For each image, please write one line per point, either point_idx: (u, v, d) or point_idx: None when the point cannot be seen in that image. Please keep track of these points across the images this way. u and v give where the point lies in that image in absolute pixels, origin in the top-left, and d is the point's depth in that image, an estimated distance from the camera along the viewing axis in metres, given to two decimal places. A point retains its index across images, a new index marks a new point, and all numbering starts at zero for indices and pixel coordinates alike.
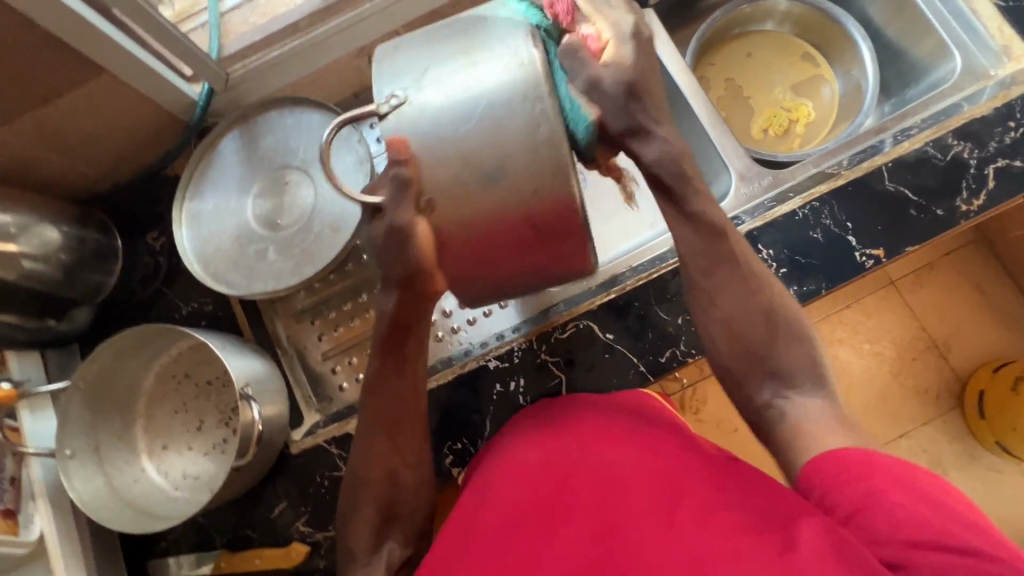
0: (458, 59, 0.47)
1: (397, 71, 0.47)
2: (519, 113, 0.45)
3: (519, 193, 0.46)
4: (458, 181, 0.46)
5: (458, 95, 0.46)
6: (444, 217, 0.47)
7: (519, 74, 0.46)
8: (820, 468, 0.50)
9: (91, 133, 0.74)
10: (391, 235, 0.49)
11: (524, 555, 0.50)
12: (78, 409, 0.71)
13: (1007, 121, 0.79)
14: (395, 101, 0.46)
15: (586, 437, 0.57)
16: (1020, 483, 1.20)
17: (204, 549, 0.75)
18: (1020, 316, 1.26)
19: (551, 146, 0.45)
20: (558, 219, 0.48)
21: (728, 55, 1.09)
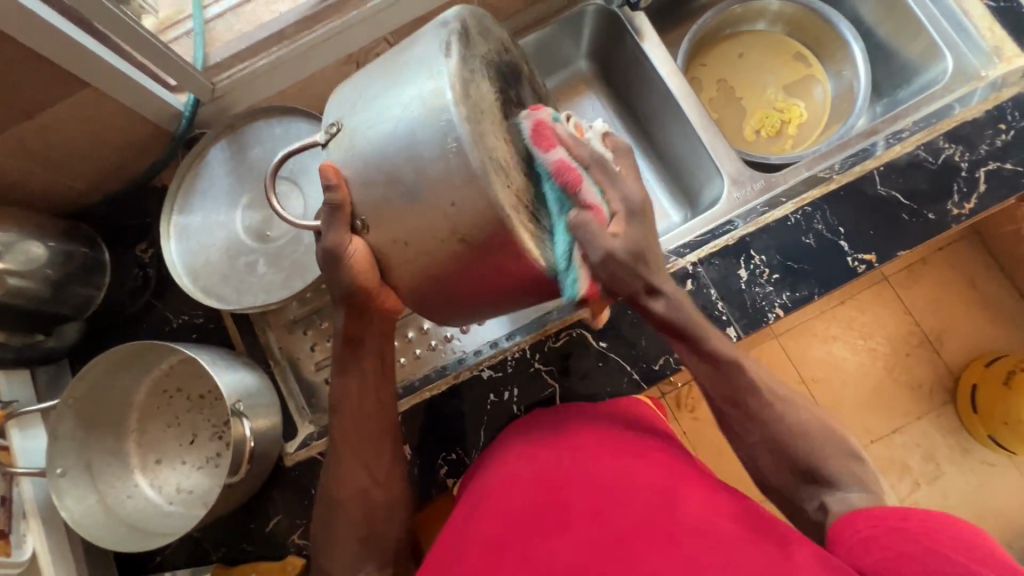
0: (383, 87, 0.49)
1: (343, 102, 0.52)
2: (428, 136, 0.46)
3: (442, 212, 0.47)
4: (392, 202, 0.49)
5: (379, 123, 0.48)
6: (389, 236, 0.51)
7: (429, 98, 0.46)
8: (853, 524, 0.50)
9: (77, 146, 0.73)
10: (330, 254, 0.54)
11: (516, 562, 0.49)
12: (69, 427, 0.70)
13: (998, 123, 0.79)
14: (332, 129, 0.51)
15: (585, 449, 0.57)
16: (1012, 478, 1.21)
17: (199, 564, 0.75)
18: (1012, 313, 1.26)
19: (463, 164, 0.46)
20: (488, 233, 0.47)
21: (720, 56, 1.08)
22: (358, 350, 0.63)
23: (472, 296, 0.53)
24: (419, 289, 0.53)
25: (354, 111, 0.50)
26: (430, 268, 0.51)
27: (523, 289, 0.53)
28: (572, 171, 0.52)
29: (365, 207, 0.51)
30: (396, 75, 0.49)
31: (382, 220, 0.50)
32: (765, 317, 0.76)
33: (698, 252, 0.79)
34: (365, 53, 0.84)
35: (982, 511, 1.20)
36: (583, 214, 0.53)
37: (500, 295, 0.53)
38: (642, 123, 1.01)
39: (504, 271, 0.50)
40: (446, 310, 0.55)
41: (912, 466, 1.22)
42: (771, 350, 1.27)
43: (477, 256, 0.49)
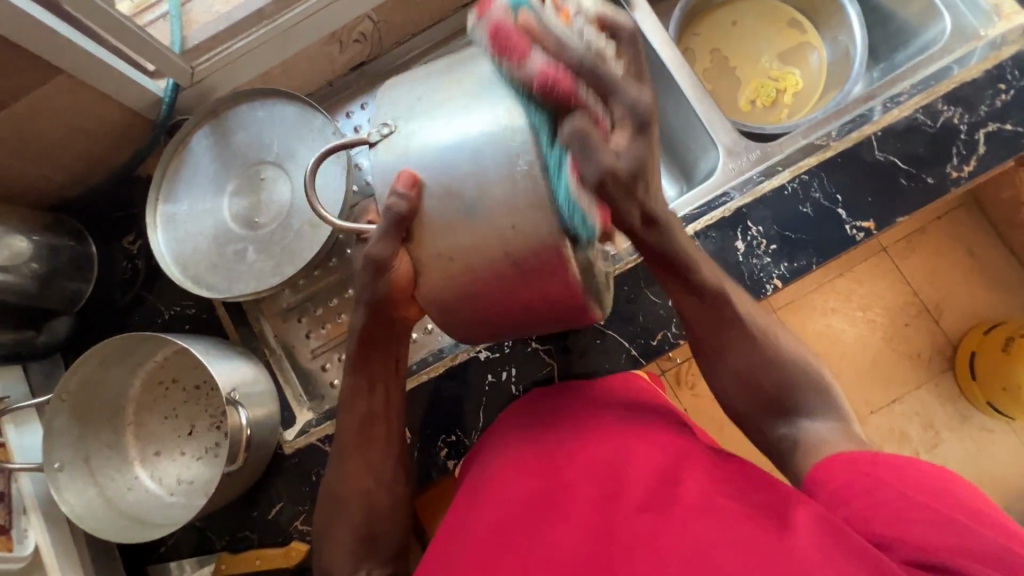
0: (454, 91, 0.46)
1: (400, 98, 0.48)
2: (498, 154, 0.44)
3: (500, 233, 0.44)
4: (447, 220, 0.46)
5: (449, 134, 0.45)
6: (433, 251, 0.47)
7: (507, 115, 0.44)
8: (830, 472, 0.50)
9: (55, 137, 0.72)
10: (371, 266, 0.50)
11: (520, 551, 0.49)
12: (64, 421, 0.70)
13: (998, 84, 0.77)
14: (388, 128, 0.47)
15: (582, 434, 0.57)
16: (1010, 442, 1.21)
17: (204, 552, 0.75)
18: (1011, 279, 1.26)
19: (532, 188, 0.43)
20: (541, 255, 0.45)
21: (712, 25, 1.06)
22: (372, 351, 0.60)
23: (504, 316, 0.50)
24: (450, 307, 0.49)
25: (419, 113, 0.46)
26: (466, 288, 0.47)
27: (562, 313, 0.51)
28: (558, 80, 0.43)
29: (419, 218, 0.46)
30: (471, 88, 0.46)
31: (429, 234, 0.46)
32: (762, 289, 0.75)
33: (694, 225, 0.78)
34: (347, 31, 0.82)
35: (981, 476, 1.21)
36: (579, 123, 0.44)
37: (537, 315, 0.50)
38: None
39: (547, 292, 0.47)
40: (476, 332, 0.52)
41: (911, 434, 1.22)
42: None
43: (523, 281, 0.46)
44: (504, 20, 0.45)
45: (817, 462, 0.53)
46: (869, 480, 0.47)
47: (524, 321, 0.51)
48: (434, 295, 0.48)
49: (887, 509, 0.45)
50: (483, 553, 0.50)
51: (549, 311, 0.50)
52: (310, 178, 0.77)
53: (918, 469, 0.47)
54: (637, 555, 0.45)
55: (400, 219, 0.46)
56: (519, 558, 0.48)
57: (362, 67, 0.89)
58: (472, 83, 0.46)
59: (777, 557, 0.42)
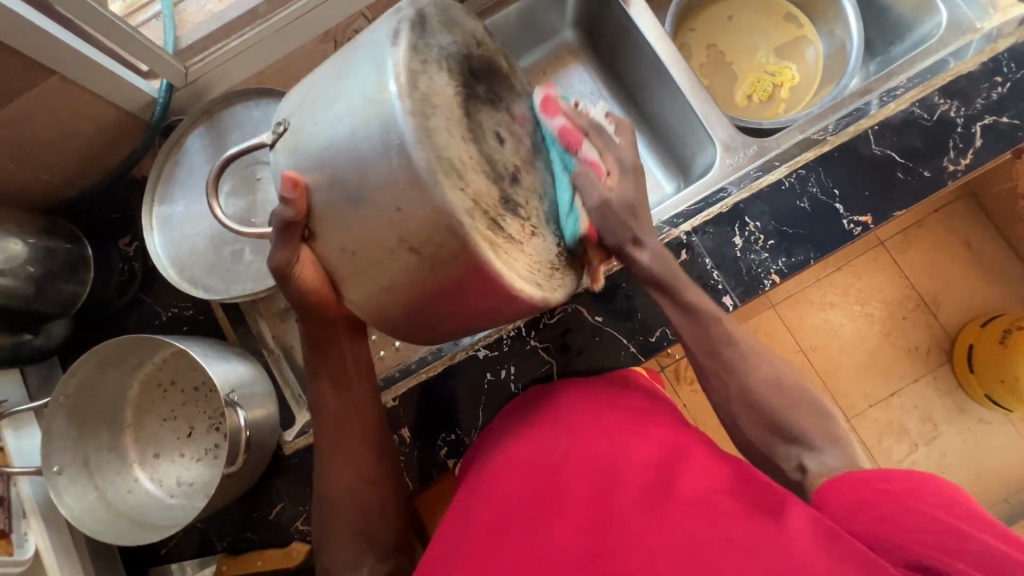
0: (331, 79, 0.46)
1: (293, 99, 0.49)
2: (371, 135, 0.43)
3: (387, 220, 0.43)
4: (337, 209, 0.45)
5: (324, 123, 0.45)
6: (337, 247, 0.47)
7: (371, 96, 0.43)
8: (831, 494, 0.49)
9: (48, 138, 0.71)
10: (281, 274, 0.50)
11: (512, 548, 0.49)
12: (63, 425, 0.70)
13: (994, 76, 0.77)
14: (281, 129, 0.48)
15: (576, 432, 0.56)
16: (1008, 433, 1.22)
17: (205, 553, 0.75)
18: (1008, 271, 1.26)
19: (405, 167, 0.42)
20: (438, 241, 0.44)
21: (708, 20, 1.05)
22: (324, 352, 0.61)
23: (434, 312, 0.49)
24: (379, 304, 0.49)
25: (304, 108, 0.47)
26: (382, 286, 0.47)
27: (489, 306, 0.49)
28: (572, 134, 0.60)
29: (315, 216, 0.47)
30: (344, 71, 0.45)
31: (328, 229, 0.47)
32: (760, 284, 0.75)
33: (692, 222, 0.78)
34: (342, 29, 0.82)
35: (979, 467, 1.21)
36: (586, 160, 0.60)
37: (457, 304, 0.49)
38: (631, 94, 0.99)
39: (466, 281, 0.46)
40: (407, 326, 0.51)
41: (909, 427, 1.23)
42: (768, 318, 1.26)
43: (435, 272, 0.45)
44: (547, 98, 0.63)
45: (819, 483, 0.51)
46: (871, 498, 0.46)
47: (451, 311, 0.49)
48: (360, 295, 0.48)
49: (896, 526, 0.44)
50: (476, 550, 0.50)
51: (473, 305, 0.49)
52: None
53: (918, 477, 0.46)
54: (632, 556, 0.45)
55: (292, 222, 0.47)
56: (511, 555, 0.49)
57: None
58: (346, 67, 0.46)
59: (770, 557, 0.42)
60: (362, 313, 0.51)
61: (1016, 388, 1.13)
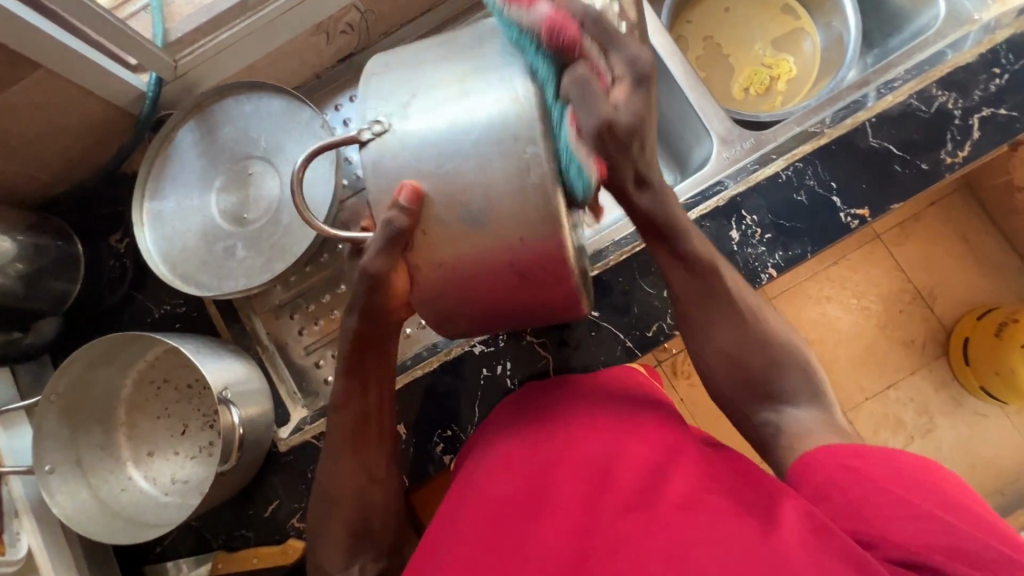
0: (452, 86, 0.45)
1: (389, 95, 0.46)
2: (505, 163, 0.44)
3: (509, 244, 0.45)
4: (451, 229, 0.45)
5: (450, 135, 0.44)
6: (439, 260, 0.47)
7: (513, 122, 0.43)
8: (813, 466, 0.50)
9: (36, 133, 0.70)
10: (371, 276, 0.50)
11: (503, 545, 0.48)
12: (54, 424, 0.69)
13: (992, 68, 0.76)
14: (380, 129, 0.45)
15: (570, 433, 0.56)
16: (1003, 426, 1.22)
17: (200, 552, 0.75)
18: (1003, 264, 1.26)
19: (542, 197, 0.44)
20: (544, 265, 0.46)
21: (705, 13, 1.05)
22: (366, 350, 0.59)
23: (495, 311, 0.51)
24: (448, 312, 0.51)
25: (415, 112, 0.45)
26: (457, 291, 0.48)
27: (559, 311, 0.52)
28: (565, 29, 0.45)
29: (424, 229, 0.46)
30: (465, 82, 0.45)
31: (430, 244, 0.46)
32: (757, 278, 0.75)
33: (689, 216, 0.77)
34: (334, 22, 0.80)
35: (974, 459, 1.22)
36: (578, 73, 0.46)
37: (532, 314, 0.52)
38: None
39: (540, 289, 0.49)
40: (479, 327, 0.53)
41: (905, 420, 1.23)
42: None
43: (519, 285, 0.48)
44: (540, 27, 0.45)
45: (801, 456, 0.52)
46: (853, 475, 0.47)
47: (520, 317, 0.52)
48: (434, 299, 0.49)
49: (870, 503, 0.45)
50: (466, 547, 0.49)
51: (545, 308, 0.51)
52: (298, 172, 0.75)
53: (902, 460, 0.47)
54: (622, 554, 0.44)
55: (402, 233, 0.45)
56: (501, 552, 0.48)
57: (350, 59, 0.88)
58: (471, 79, 0.45)
59: (763, 558, 0.41)
60: (427, 315, 0.51)
61: (1011, 379, 1.13)
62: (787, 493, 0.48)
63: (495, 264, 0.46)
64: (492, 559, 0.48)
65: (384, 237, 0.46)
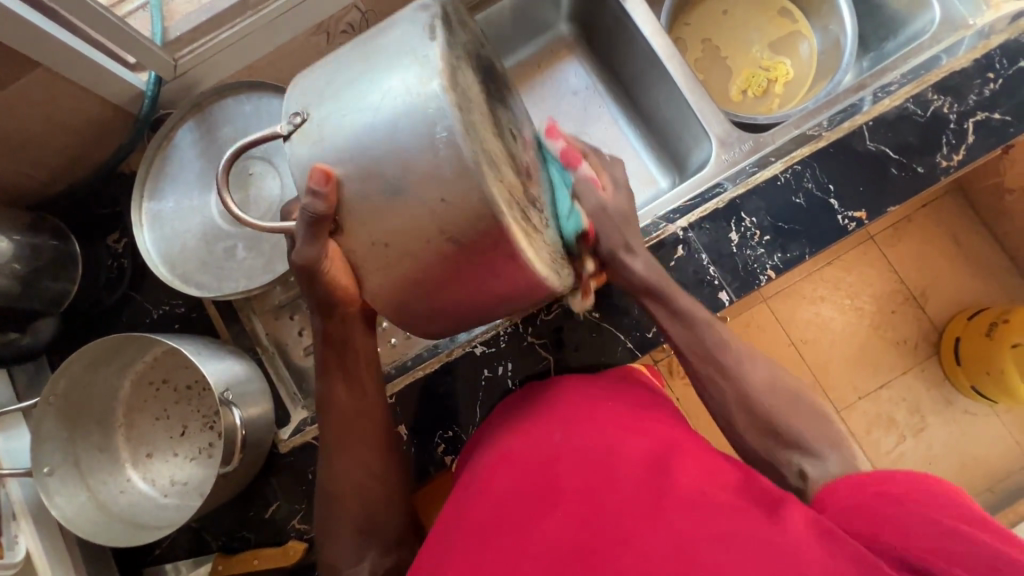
0: (358, 66, 0.45)
1: (306, 88, 0.46)
2: (416, 123, 0.42)
3: (436, 211, 0.43)
4: (374, 202, 0.44)
5: (360, 117, 0.43)
6: (368, 240, 0.46)
7: (415, 84, 0.43)
8: (835, 493, 0.49)
9: (33, 132, 0.69)
10: (306, 269, 0.48)
11: (507, 542, 0.48)
12: (53, 425, 0.68)
13: (987, 72, 0.77)
14: (298, 120, 0.45)
15: (571, 428, 0.56)
16: (993, 425, 1.24)
17: (200, 553, 0.75)
18: (994, 265, 1.28)
19: (454, 157, 0.42)
20: (476, 232, 0.44)
21: (704, 15, 1.05)
22: (343, 351, 0.60)
23: (430, 289, 0.47)
24: (399, 298, 0.49)
25: (328, 96, 0.45)
26: (392, 268, 0.46)
27: (500, 288, 0.49)
28: (572, 156, 0.69)
29: (346, 210, 0.45)
30: (370, 58, 0.45)
31: (358, 223, 0.45)
32: (756, 280, 0.76)
33: (689, 217, 0.78)
34: (335, 21, 0.80)
35: (964, 458, 1.23)
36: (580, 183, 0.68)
37: (483, 299, 0.50)
38: (627, 89, 0.99)
39: (475, 259, 0.46)
40: (422, 316, 0.51)
41: (897, 419, 1.24)
42: (759, 313, 1.27)
43: (459, 257, 0.45)
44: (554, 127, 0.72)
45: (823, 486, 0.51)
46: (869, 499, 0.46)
47: (470, 301, 0.50)
48: (380, 285, 0.47)
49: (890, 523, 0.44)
50: (470, 545, 0.50)
51: (486, 284, 0.48)
52: None
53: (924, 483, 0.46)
54: (626, 553, 0.45)
55: (323, 217, 0.44)
56: (504, 549, 0.48)
57: None
58: (374, 52, 0.45)
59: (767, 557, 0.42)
60: (377, 305, 0.50)
61: (1001, 379, 1.14)
62: (790, 499, 0.47)
63: (427, 235, 0.44)
64: (496, 557, 0.48)
65: (307, 223, 0.45)
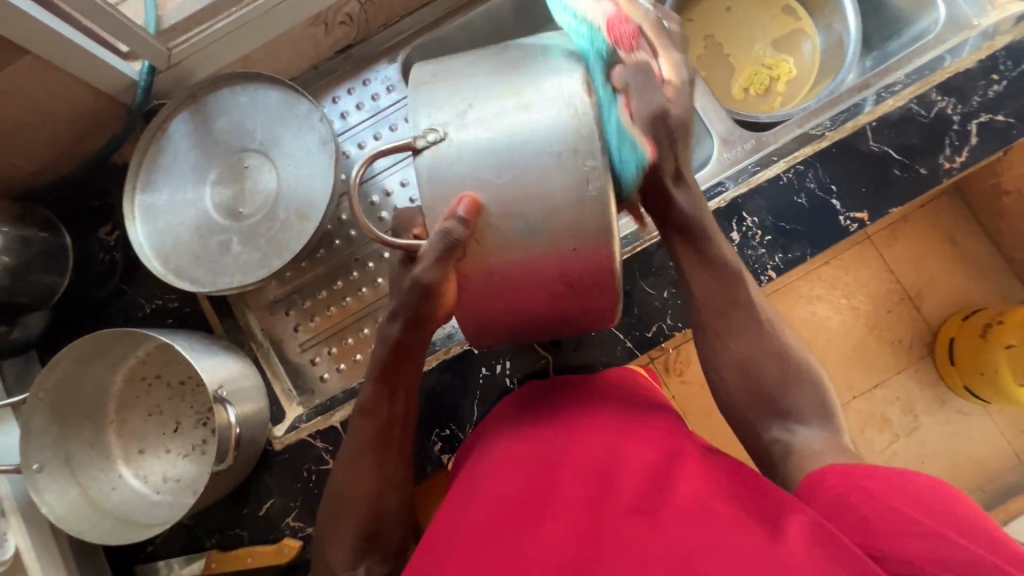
0: (506, 94, 0.45)
1: (446, 100, 0.46)
2: (564, 170, 0.44)
3: (567, 258, 0.47)
4: (506, 239, 0.46)
5: (505, 149, 0.44)
6: (488, 272, 0.47)
7: (571, 129, 0.44)
8: (823, 484, 0.48)
9: (22, 121, 0.68)
10: (421, 286, 0.49)
11: (504, 549, 0.48)
12: (43, 421, 0.67)
13: (991, 74, 0.77)
14: (436, 137, 0.45)
15: (574, 436, 0.56)
16: (985, 426, 1.25)
17: (192, 551, 0.74)
18: (989, 267, 1.28)
19: (598, 214, 0.45)
20: (597, 282, 0.49)
21: (707, 11, 1.04)
22: (409, 359, 0.59)
23: (528, 317, 0.51)
24: (490, 323, 0.52)
25: (470, 118, 0.45)
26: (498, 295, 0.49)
27: (593, 321, 0.53)
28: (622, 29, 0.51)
29: (479, 240, 0.46)
30: (518, 87, 0.45)
31: (483, 254, 0.47)
32: (757, 280, 0.75)
33: None
34: (333, 12, 0.78)
35: (957, 458, 1.24)
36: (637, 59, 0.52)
37: (568, 329, 0.54)
38: None
39: (582, 300, 0.50)
40: (512, 337, 0.54)
41: (891, 419, 1.25)
42: None
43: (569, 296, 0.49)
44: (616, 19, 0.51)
45: (810, 471, 0.50)
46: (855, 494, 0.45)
47: (557, 328, 0.54)
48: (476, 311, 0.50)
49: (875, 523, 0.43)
50: (465, 551, 0.49)
51: (578, 319, 0.52)
52: (296, 166, 0.74)
53: (910, 481, 0.45)
54: (626, 559, 0.44)
55: (460, 243, 0.45)
56: (501, 557, 0.47)
57: (348, 50, 0.86)
58: (523, 83, 0.45)
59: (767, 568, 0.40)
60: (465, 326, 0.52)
61: (994, 381, 1.15)
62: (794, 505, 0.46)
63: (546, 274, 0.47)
64: (494, 561, 0.47)
65: (436, 247, 0.46)
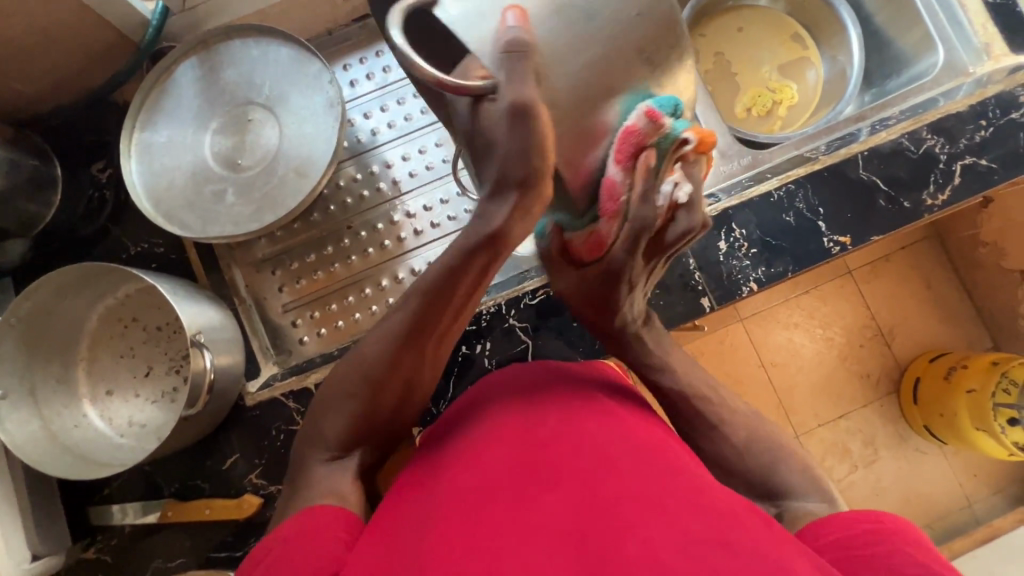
0: None
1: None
2: None
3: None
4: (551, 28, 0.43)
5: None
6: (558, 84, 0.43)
7: None
8: (824, 528, 0.48)
9: (23, 45, 0.66)
10: (519, 110, 0.42)
11: (490, 525, 0.43)
12: (12, 348, 0.66)
13: (979, 119, 0.81)
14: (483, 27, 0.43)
15: (569, 412, 0.52)
16: (939, 463, 1.29)
17: (151, 499, 0.73)
18: (959, 311, 1.33)
19: None
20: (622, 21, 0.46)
21: (719, 29, 1.07)
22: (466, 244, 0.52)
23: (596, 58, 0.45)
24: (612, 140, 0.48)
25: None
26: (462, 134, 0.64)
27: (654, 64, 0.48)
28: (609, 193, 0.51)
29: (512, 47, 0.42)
30: None
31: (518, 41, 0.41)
32: (738, 291, 0.77)
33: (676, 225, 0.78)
34: None
35: (908, 494, 1.27)
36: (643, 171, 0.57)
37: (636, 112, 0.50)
38: None
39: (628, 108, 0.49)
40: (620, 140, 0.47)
41: (850, 450, 1.28)
42: (734, 332, 1.30)
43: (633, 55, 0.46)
44: (641, 123, 0.47)
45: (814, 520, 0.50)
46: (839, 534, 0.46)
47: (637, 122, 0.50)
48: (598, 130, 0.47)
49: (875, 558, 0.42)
50: (448, 516, 0.45)
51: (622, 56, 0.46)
52: (300, 124, 0.74)
53: (893, 522, 0.45)
54: (628, 541, 0.39)
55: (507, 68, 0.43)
56: (484, 535, 0.42)
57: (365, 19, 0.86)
58: None
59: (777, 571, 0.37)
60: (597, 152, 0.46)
61: (952, 422, 1.18)
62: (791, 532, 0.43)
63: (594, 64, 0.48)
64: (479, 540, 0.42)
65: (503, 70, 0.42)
